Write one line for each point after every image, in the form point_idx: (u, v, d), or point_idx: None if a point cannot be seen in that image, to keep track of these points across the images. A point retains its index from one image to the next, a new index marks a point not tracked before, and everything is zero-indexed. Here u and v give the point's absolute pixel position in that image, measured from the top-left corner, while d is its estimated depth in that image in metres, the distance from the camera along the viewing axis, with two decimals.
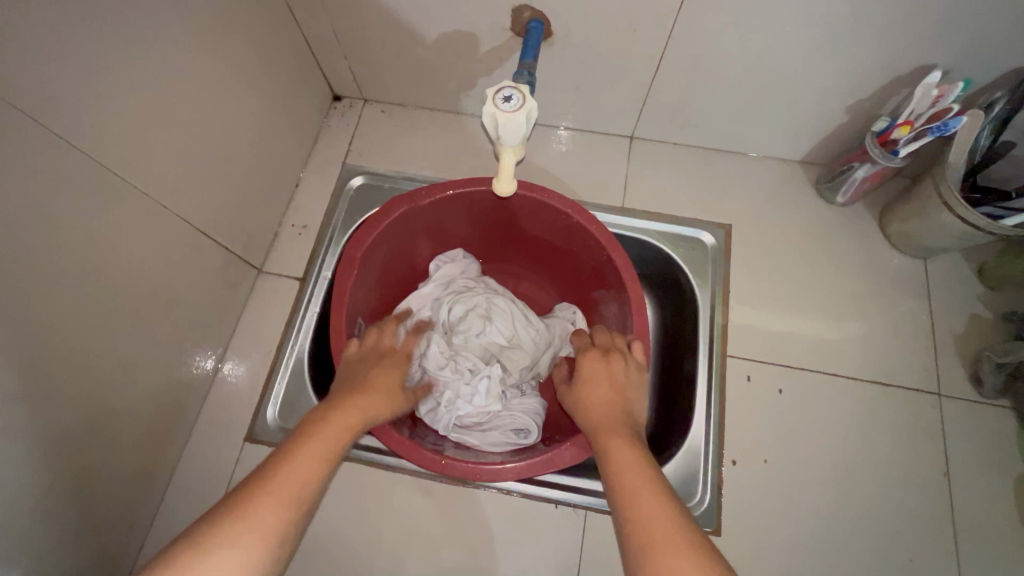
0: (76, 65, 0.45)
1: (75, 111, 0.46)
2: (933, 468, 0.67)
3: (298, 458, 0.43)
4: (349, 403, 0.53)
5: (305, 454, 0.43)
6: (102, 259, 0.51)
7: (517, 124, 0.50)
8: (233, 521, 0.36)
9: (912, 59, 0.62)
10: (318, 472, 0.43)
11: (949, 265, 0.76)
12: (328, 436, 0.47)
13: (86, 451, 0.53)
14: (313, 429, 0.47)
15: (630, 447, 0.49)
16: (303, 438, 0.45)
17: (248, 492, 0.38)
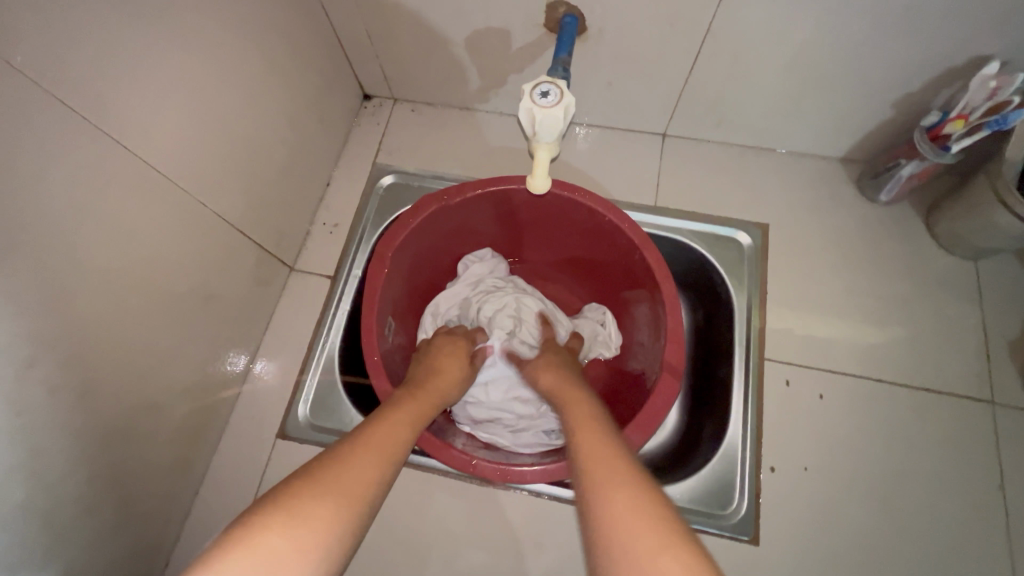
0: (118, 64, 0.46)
1: (117, 109, 0.46)
2: (986, 480, 0.64)
3: (368, 447, 0.43)
4: (412, 401, 0.53)
5: (373, 447, 0.43)
6: (142, 255, 0.52)
7: (555, 119, 0.50)
8: (304, 502, 0.36)
9: (967, 50, 0.59)
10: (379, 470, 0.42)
11: (1003, 268, 0.72)
12: (394, 430, 0.47)
13: (126, 444, 0.55)
14: (380, 423, 0.47)
15: (598, 430, 0.47)
16: (370, 428, 0.46)
17: (320, 477, 0.39)
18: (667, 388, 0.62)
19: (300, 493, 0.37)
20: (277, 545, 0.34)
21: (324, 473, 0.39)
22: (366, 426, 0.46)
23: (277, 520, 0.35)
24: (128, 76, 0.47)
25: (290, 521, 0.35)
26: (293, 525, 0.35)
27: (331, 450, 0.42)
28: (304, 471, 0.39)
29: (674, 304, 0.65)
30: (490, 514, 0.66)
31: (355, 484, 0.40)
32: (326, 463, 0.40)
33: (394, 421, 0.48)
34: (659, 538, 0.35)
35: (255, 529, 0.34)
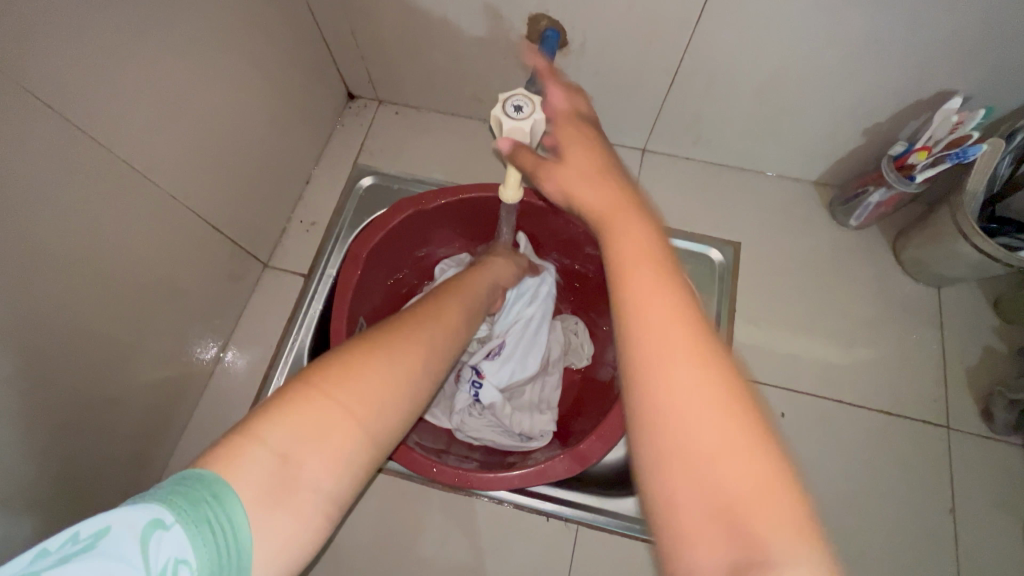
0: (91, 54, 0.45)
1: (89, 100, 0.46)
2: (938, 503, 0.65)
3: (427, 319, 0.43)
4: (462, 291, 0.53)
5: (428, 323, 0.43)
6: (107, 248, 0.52)
7: (523, 133, 0.50)
8: (363, 363, 0.36)
9: (933, 84, 0.61)
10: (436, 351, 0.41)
11: (964, 295, 0.74)
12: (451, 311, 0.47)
13: (82, 436, 0.54)
14: (433, 304, 0.47)
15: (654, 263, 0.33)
16: (426, 307, 0.46)
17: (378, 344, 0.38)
18: None
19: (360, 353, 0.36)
20: (339, 405, 0.34)
21: (388, 340, 0.38)
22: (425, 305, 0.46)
23: (328, 379, 0.34)
24: (100, 67, 0.46)
25: (347, 380, 0.35)
26: (350, 385, 0.35)
27: (391, 320, 0.41)
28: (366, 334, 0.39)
29: None
30: (452, 520, 0.66)
31: (421, 358, 0.39)
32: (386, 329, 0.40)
33: (450, 304, 0.48)
34: (711, 409, 0.27)
35: (307, 388, 0.33)
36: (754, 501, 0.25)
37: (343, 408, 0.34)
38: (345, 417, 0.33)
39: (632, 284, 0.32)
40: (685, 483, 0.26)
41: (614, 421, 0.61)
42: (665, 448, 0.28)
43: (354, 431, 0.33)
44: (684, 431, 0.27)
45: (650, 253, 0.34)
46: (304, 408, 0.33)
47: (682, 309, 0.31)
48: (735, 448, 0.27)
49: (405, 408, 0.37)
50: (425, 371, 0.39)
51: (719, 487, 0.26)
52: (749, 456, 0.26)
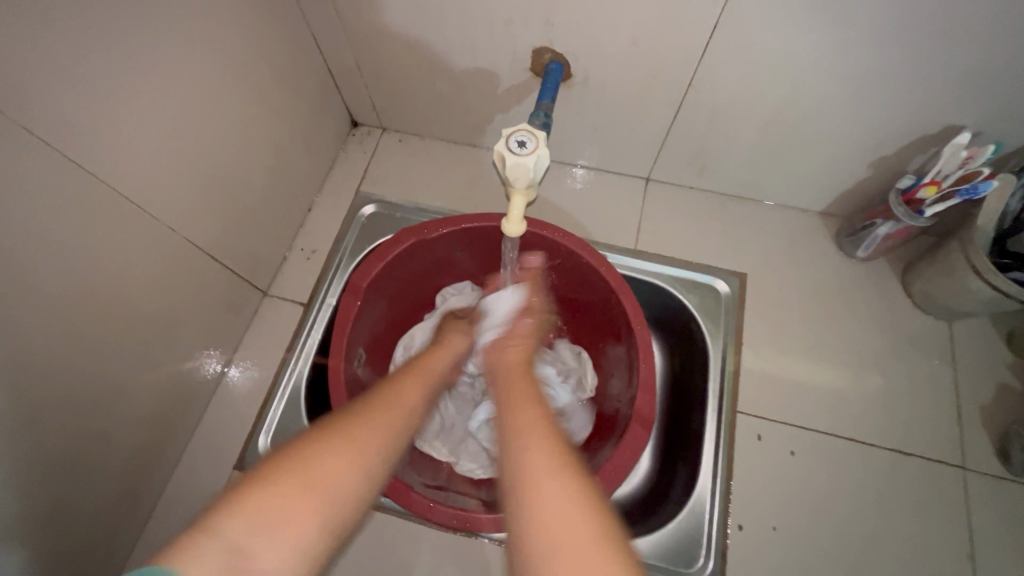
0: (91, 87, 0.45)
1: (87, 133, 0.46)
2: (956, 548, 0.63)
3: (389, 411, 0.44)
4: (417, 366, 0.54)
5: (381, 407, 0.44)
6: (102, 281, 0.51)
7: (525, 168, 0.49)
8: (325, 457, 0.37)
9: (939, 119, 0.60)
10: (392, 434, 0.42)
11: (976, 330, 0.72)
12: (412, 400, 0.47)
13: (70, 473, 0.52)
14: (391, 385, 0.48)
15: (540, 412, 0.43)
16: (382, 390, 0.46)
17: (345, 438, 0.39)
18: (635, 437, 0.60)
19: (314, 449, 0.37)
20: (300, 506, 0.34)
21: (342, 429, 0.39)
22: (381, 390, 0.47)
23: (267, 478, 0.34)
24: (100, 100, 0.46)
25: (307, 485, 0.35)
26: (304, 480, 0.35)
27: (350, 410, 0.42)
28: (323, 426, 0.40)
29: (647, 351, 0.64)
30: (449, 561, 0.64)
31: (376, 455, 0.40)
32: (344, 423, 0.40)
33: (410, 390, 0.49)
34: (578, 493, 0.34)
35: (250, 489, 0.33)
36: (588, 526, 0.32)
37: (304, 510, 0.34)
38: (310, 517, 0.34)
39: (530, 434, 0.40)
40: (541, 533, 0.33)
41: (618, 462, 0.59)
42: (543, 530, 0.32)
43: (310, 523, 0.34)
44: (539, 487, 0.35)
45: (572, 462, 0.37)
46: (261, 507, 0.33)
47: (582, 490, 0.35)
48: (569, 497, 0.34)
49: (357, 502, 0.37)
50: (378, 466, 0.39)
51: (551, 516, 0.33)
52: (578, 505, 0.33)
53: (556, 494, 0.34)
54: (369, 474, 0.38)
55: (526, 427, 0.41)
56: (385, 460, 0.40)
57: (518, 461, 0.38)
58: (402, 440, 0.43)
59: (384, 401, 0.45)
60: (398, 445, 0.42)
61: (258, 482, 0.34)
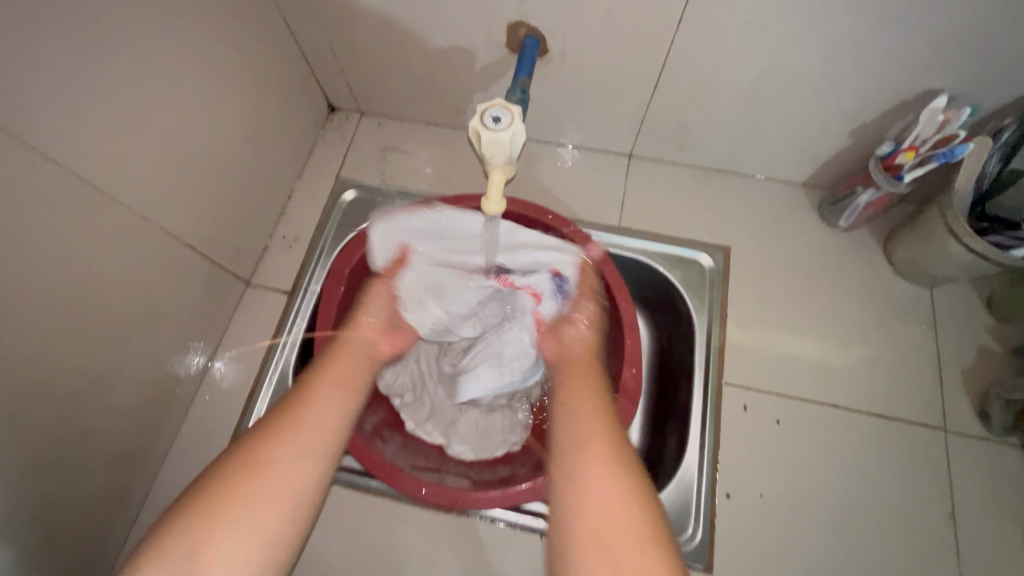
0: (51, 74, 0.44)
1: (51, 123, 0.45)
2: (938, 507, 0.64)
3: (287, 427, 0.45)
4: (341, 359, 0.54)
5: (302, 417, 0.46)
6: (77, 275, 0.50)
7: (502, 145, 0.49)
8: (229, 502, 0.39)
9: (918, 83, 0.60)
10: (317, 446, 0.45)
11: (956, 295, 0.73)
12: (315, 420, 0.46)
13: (56, 469, 0.52)
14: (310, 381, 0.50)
15: (605, 438, 0.48)
16: (300, 392, 0.48)
17: (228, 483, 0.40)
18: (622, 411, 0.60)
19: (224, 495, 0.40)
20: (208, 551, 0.37)
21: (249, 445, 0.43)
22: (278, 411, 0.46)
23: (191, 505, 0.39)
24: (62, 88, 0.45)
25: (217, 521, 0.38)
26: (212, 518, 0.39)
27: (243, 443, 0.43)
28: (217, 476, 0.41)
29: (631, 327, 0.64)
30: (443, 541, 0.65)
31: (275, 484, 0.41)
32: (243, 464, 0.42)
33: (317, 394, 0.48)
34: (613, 492, 0.43)
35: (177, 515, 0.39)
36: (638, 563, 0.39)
37: (213, 550, 0.37)
38: (221, 553, 0.37)
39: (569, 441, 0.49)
40: (582, 554, 0.41)
41: None
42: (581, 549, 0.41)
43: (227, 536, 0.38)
44: (595, 508, 0.43)
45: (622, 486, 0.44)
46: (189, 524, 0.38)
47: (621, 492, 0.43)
48: (620, 516, 0.42)
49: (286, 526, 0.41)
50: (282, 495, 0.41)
51: (600, 522, 0.42)
52: (617, 495, 0.43)
53: (609, 508, 0.42)
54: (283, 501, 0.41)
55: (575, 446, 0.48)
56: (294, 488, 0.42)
57: (567, 477, 0.46)
58: (304, 459, 0.44)
59: (274, 431, 0.44)
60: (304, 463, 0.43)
61: (166, 531, 0.38)
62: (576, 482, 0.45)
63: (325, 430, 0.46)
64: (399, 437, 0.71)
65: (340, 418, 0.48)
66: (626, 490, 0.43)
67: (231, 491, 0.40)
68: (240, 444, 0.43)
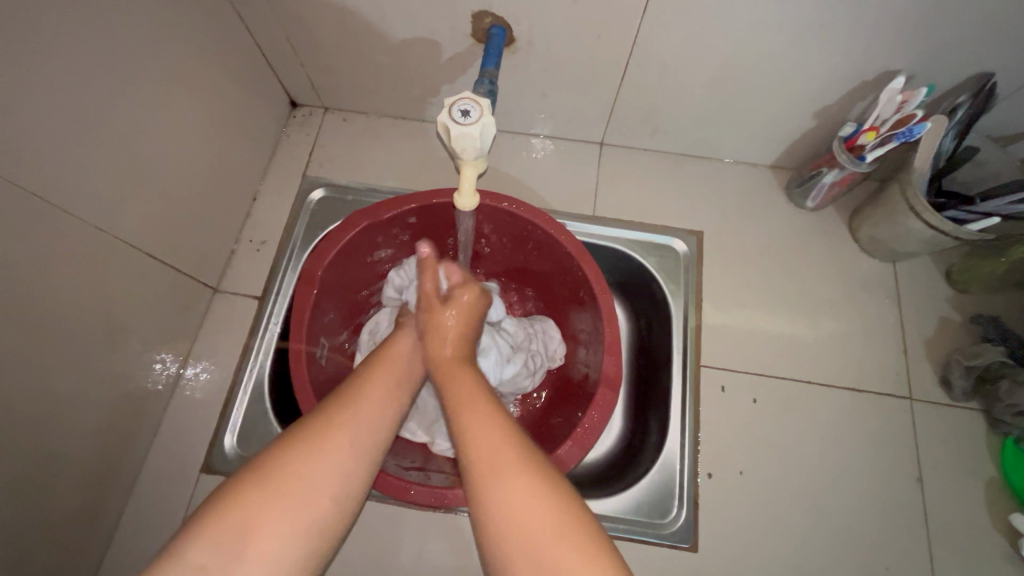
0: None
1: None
2: (907, 473, 0.67)
3: (356, 413, 0.40)
4: (391, 353, 0.49)
5: (363, 407, 0.41)
6: (31, 294, 0.47)
7: (473, 138, 0.48)
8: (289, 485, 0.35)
9: (878, 65, 0.61)
10: (374, 440, 0.40)
11: (917, 268, 0.76)
12: (367, 405, 0.41)
13: (22, 497, 0.50)
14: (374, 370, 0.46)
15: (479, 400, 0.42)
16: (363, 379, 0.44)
17: (299, 464, 0.36)
18: (604, 400, 0.61)
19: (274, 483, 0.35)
20: (255, 540, 0.33)
21: (311, 435, 0.38)
22: (348, 393, 0.42)
23: (230, 508, 0.33)
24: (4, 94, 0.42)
25: (276, 507, 0.34)
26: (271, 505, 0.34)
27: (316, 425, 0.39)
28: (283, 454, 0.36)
29: (610, 316, 0.64)
30: (432, 539, 0.65)
31: (337, 472, 0.37)
32: (315, 443, 0.37)
33: (378, 383, 0.44)
34: (543, 498, 0.34)
35: (215, 519, 0.33)
36: (566, 563, 0.32)
37: (261, 540, 0.33)
38: (268, 547, 0.33)
39: (487, 465, 0.36)
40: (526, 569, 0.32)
41: (588, 424, 0.60)
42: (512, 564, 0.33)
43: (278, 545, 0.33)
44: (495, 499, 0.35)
45: (548, 477, 0.36)
46: (225, 527, 0.33)
47: (546, 487, 0.35)
48: (553, 537, 0.33)
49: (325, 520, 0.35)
50: (325, 486, 0.36)
51: (519, 528, 0.33)
52: (557, 514, 0.34)
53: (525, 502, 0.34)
54: (333, 493, 0.36)
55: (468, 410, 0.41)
56: (340, 479, 0.37)
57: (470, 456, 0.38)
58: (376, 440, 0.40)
59: (336, 417, 0.39)
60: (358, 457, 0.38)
61: (216, 517, 0.33)
62: (491, 492, 0.35)
63: (382, 412, 0.42)
64: None
65: (396, 407, 0.44)
66: (563, 521, 0.34)
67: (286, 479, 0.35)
68: (313, 418, 0.39)
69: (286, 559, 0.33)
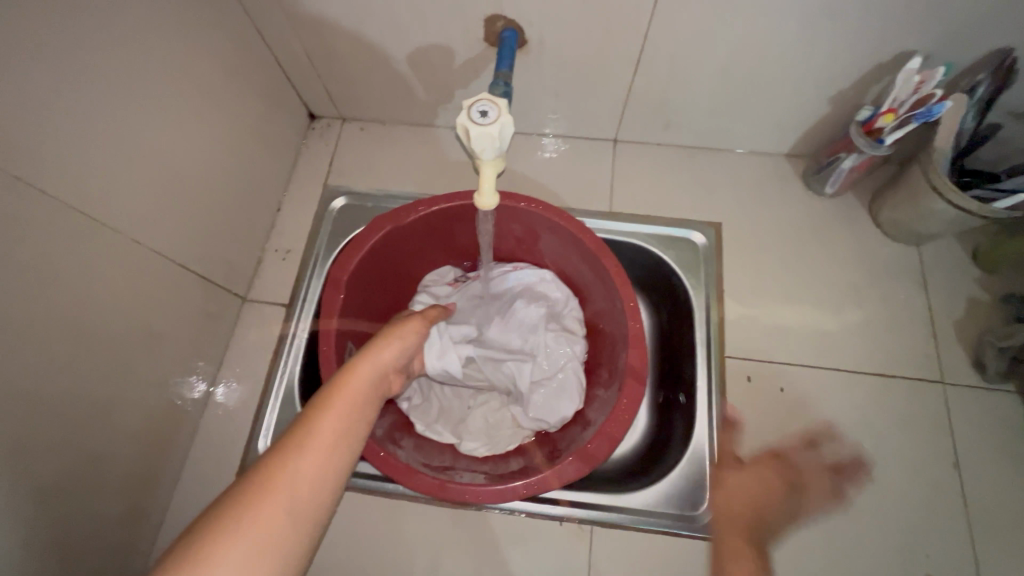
0: (17, 96, 0.42)
1: (23, 147, 0.44)
2: (942, 458, 0.66)
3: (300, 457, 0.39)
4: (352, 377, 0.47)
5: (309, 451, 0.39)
6: (70, 305, 0.49)
7: (491, 137, 0.49)
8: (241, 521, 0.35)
9: (891, 46, 0.61)
10: (322, 482, 0.39)
11: (943, 251, 0.75)
12: (318, 447, 0.40)
13: (69, 500, 0.52)
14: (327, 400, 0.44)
15: None
16: (315, 413, 0.42)
17: (252, 500, 0.36)
18: (631, 393, 0.61)
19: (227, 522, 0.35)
20: None
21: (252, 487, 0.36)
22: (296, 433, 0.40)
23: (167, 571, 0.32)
24: (30, 111, 0.44)
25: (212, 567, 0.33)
26: (222, 543, 0.34)
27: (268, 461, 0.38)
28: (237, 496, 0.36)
29: (633, 309, 0.64)
30: (463, 537, 0.65)
31: (292, 505, 0.37)
32: (249, 499, 0.36)
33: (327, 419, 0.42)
34: None
35: None
36: None
37: None
38: None
39: None
40: None
41: (615, 417, 0.60)
42: None
43: None
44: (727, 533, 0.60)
45: None
46: None
47: None
48: None
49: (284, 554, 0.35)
50: (280, 520, 0.36)
51: None
52: None
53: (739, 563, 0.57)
54: (292, 524, 0.36)
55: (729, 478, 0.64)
56: (280, 533, 0.36)
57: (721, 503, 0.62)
58: (320, 484, 0.39)
59: (288, 455, 0.39)
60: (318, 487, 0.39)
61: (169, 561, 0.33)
62: None
63: (332, 451, 0.41)
64: (411, 438, 0.71)
65: (347, 444, 0.42)
66: None
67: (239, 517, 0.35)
68: (257, 470, 0.37)
69: None
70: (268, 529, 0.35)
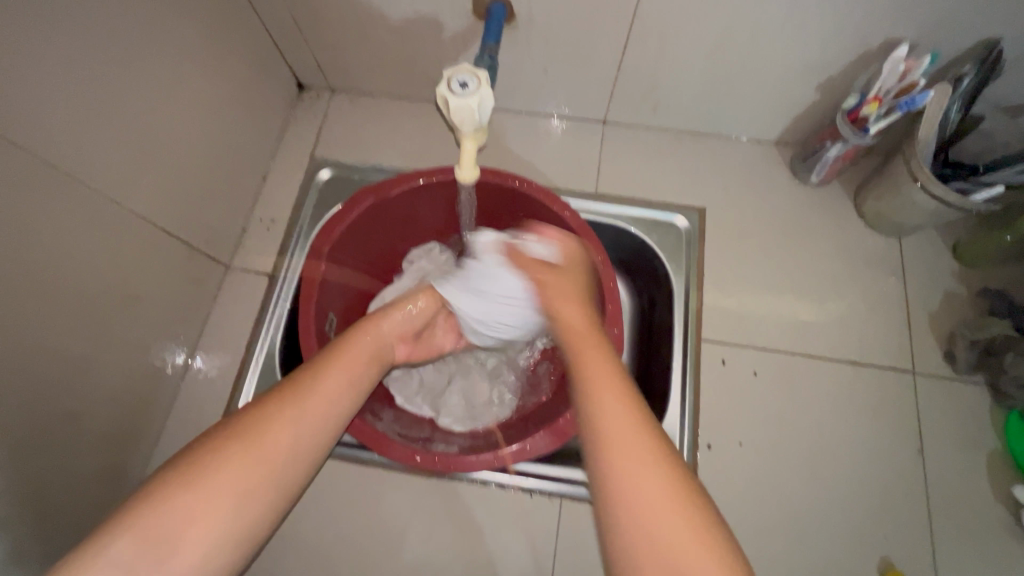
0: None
1: None
2: (909, 444, 0.67)
3: (320, 379, 0.46)
4: (364, 338, 0.55)
5: (333, 370, 0.48)
6: (53, 262, 0.50)
7: (469, 110, 0.49)
8: (217, 465, 0.37)
9: (881, 33, 0.61)
10: (347, 390, 0.47)
11: (924, 242, 0.76)
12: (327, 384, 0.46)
13: (46, 454, 0.53)
14: (345, 344, 0.52)
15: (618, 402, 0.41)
16: (333, 351, 0.50)
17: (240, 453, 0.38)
18: None
19: (191, 471, 0.37)
20: (216, 481, 0.37)
21: (274, 395, 0.43)
22: (313, 369, 0.47)
23: (206, 455, 0.37)
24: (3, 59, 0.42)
25: (234, 456, 0.38)
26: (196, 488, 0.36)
27: (260, 419, 0.40)
28: (263, 403, 0.42)
29: (612, 289, 0.65)
30: (437, 506, 0.67)
31: (312, 406, 0.44)
32: (272, 410, 0.41)
33: (347, 351, 0.51)
34: (661, 490, 0.36)
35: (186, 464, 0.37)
36: (663, 537, 0.34)
37: (226, 476, 0.37)
38: (224, 485, 0.37)
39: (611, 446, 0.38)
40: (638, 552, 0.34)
41: None
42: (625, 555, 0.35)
43: (263, 477, 0.39)
44: (626, 495, 0.36)
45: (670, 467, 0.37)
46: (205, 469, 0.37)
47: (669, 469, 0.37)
48: (668, 522, 0.35)
49: (249, 519, 0.37)
50: (253, 481, 0.38)
51: (642, 495, 0.36)
52: (653, 469, 0.37)
53: (684, 555, 0.33)
54: (251, 491, 0.38)
55: (617, 441, 0.39)
56: (303, 434, 0.42)
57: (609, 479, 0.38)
58: (340, 393, 0.47)
59: (306, 376, 0.46)
60: (295, 459, 0.41)
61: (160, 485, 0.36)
62: (617, 471, 0.38)
63: (348, 381, 0.48)
64: (390, 410, 0.72)
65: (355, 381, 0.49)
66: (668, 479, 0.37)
67: (205, 474, 0.37)
68: (275, 389, 0.44)
69: (252, 486, 0.38)
70: (243, 483, 0.37)
